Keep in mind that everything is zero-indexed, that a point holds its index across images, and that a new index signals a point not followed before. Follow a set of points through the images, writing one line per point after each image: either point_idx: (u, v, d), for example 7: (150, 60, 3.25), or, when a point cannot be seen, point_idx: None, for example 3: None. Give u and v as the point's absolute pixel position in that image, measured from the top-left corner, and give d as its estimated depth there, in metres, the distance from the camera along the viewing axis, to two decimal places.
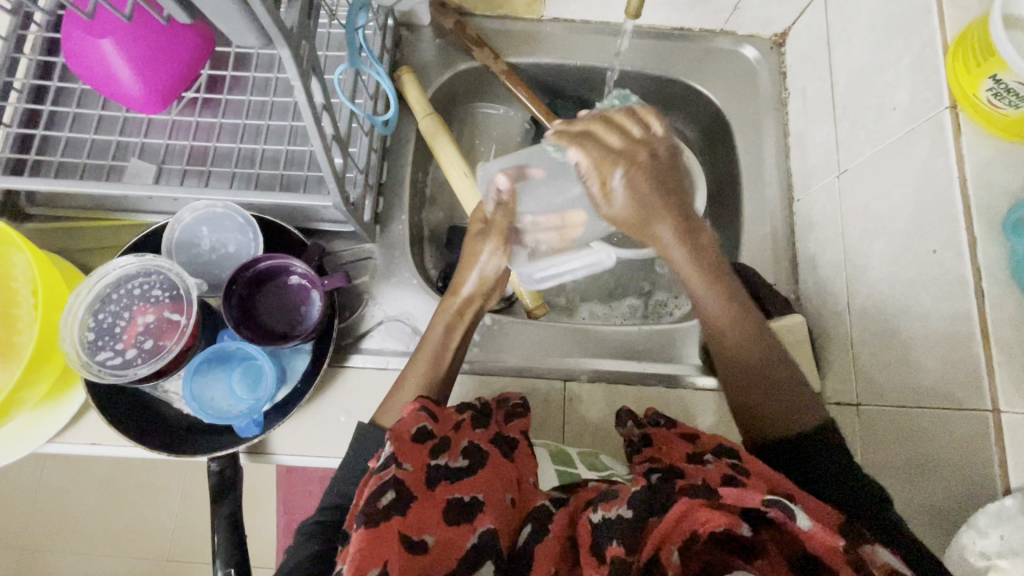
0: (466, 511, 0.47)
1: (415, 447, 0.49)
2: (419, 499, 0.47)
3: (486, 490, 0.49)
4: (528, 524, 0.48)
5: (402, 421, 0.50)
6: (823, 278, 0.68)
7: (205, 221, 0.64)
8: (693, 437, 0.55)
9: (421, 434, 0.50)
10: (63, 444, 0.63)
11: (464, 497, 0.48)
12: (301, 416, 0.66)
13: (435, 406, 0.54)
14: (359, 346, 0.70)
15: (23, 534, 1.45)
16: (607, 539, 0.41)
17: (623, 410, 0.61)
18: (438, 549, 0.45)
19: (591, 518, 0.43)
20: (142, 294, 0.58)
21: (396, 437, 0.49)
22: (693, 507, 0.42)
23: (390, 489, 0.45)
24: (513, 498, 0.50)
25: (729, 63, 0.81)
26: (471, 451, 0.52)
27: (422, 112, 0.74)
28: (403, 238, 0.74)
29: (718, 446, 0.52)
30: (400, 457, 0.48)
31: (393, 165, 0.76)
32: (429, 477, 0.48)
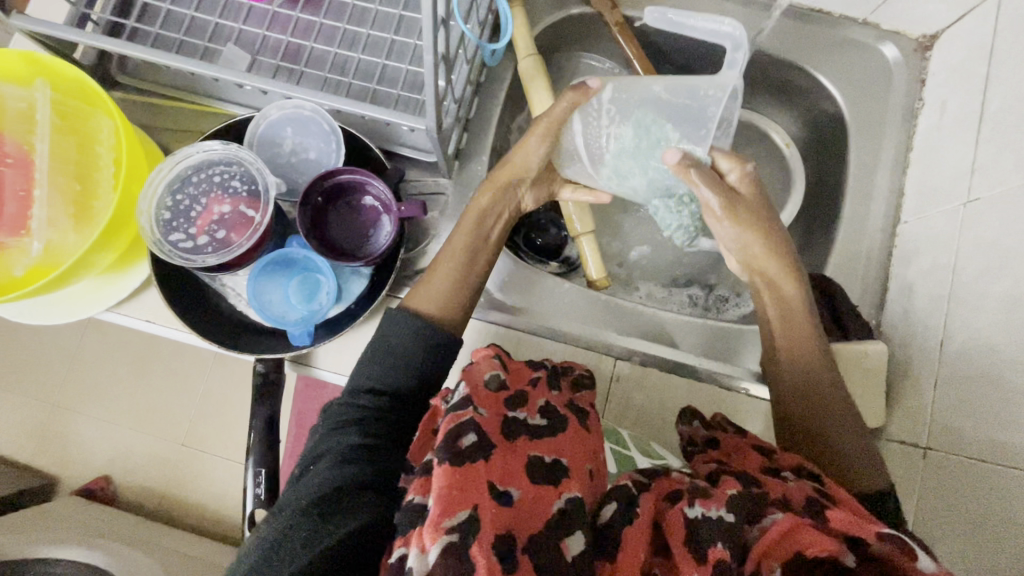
0: (548, 470, 0.46)
1: (489, 395, 0.50)
2: (499, 446, 0.46)
3: (567, 456, 0.48)
4: (613, 501, 0.46)
5: (476, 364, 0.52)
6: (916, 309, 0.63)
7: (291, 122, 0.62)
8: (766, 448, 0.54)
9: (494, 382, 0.51)
10: (121, 314, 0.64)
11: (544, 456, 0.47)
12: (350, 337, 0.66)
13: (509, 358, 0.55)
14: (415, 281, 0.68)
15: (59, 391, 1.57)
16: (712, 538, 0.41)
17: (687, 408, 0.60)
18: (523, 506, 0.43)
19: (686, 511, 0.43)
20: (221, 183, 0.57)
21: (471, 380, 0.50)
22: (800, 526, 0.41)
23: (472, 430, 0.45)
24: (591, 470, 0.49)
25: (862, 58, 0.74)
26: (546, 411, 0.52)
27: (524, 52, 0.70)
28: (478, 180, 0.71)
29: (802, 468, 0.51)
30: (478, 400, 0.47)
31: (484, 101, 0.73)
32: (506, 427, 0.48)
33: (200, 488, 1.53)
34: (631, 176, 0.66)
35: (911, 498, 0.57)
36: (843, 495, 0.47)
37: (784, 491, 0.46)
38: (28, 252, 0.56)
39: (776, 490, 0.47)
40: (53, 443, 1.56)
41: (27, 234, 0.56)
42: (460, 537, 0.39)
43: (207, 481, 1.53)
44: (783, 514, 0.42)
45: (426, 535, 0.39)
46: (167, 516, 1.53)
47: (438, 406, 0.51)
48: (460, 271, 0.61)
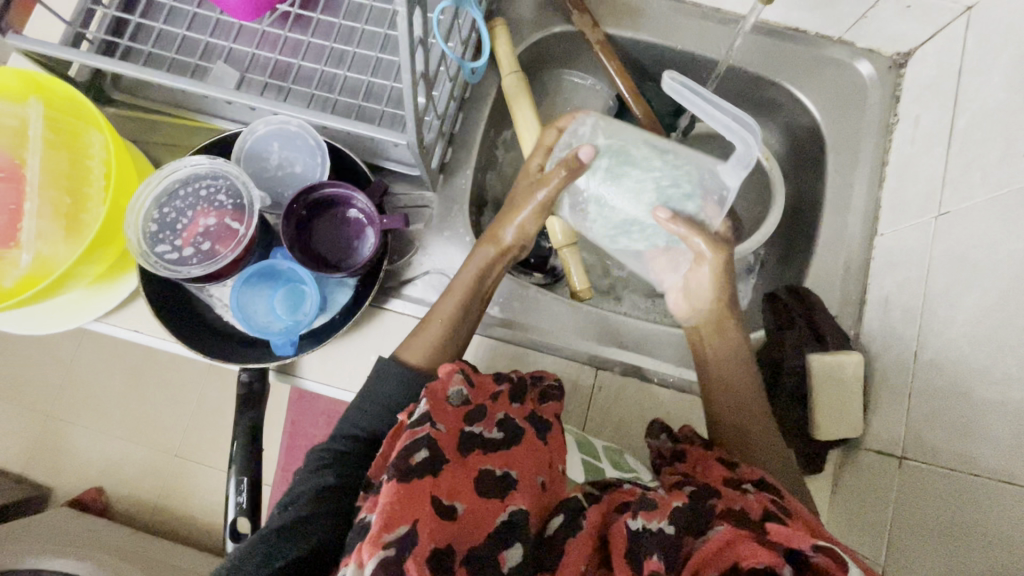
0: (497, 485, 0.48)
1: (448, 411, 0.52)
2: (451, 462, 0.48)
3: (519, 468, 0.50)
4: (559, 515, 0.49)
5: (441, 379, 0.53)
6: (891, 320, 0.64)
7: (278, 136, 0.64)
8: (732, 462, 0.56)
9: (455, 397, 0.53)
10: (109, 324, 0.66)
11: (494, 470, 0.49)
12: (334, 347, 0.67)
13: (474, 372, 0.57)
14: (400, 292, 0.70)
15: (55, 402, 1.58)
16: (648, 551, 0.43)
17: (656, 422, 0.62)
18: (467, 519, 0.46)
19: (629, 523, 0.45)
20: (207, 197, 0.59)
21: (431, 395, 0.52)
22: (737, 539, 0.44)
23: (423, 446, 0.47)
24: (543, 481, 0.51)
25: (839, 75, 0.75)
26: (505, 423, 0.53)
27: (507, 70, 0.72)
28: (463, 193, 0.73)
29: (760, 480, 0.53)
30: (434, 417, 0.50)
31: (468, 117, 0.74)
32: (461, 442, 0.50)
33: (192, 500, 1.54)
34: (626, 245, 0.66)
35: (886, 508, 0.57)
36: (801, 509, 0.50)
37: (740, 502, 0.49)
38: (19, 262, 0.58)
39: (733, 501, 0.49)
40: (47, 453, 1.57)
41: (18, 245, 0.58)
42: (396, 552, 0.41)
43: (200, 492, 1.54)
44: (726, 528, 0.45)
45: (365, 551, 0.41)
46: (159, 527, 1.53)
47: (401, 423, 0.52)
48: (456, 314, 0.63)
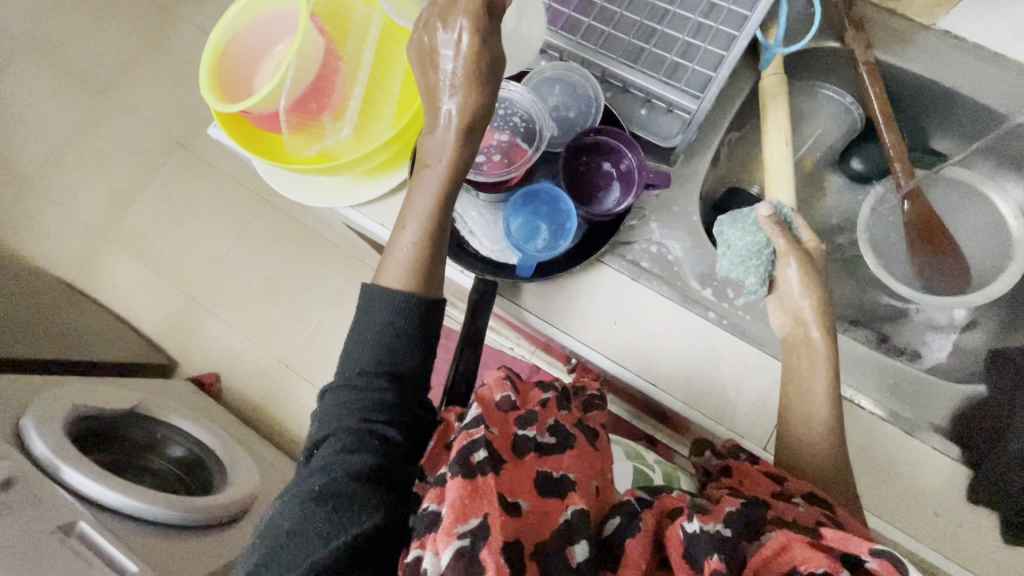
0: (555, 486, 0.54)
1: (501, 416, 0.57)
2: (510, 462, 0.53)
3: (575, 471, 0.56)
4: (615, 517, 0.53)
5: (488, 389, 0.60)
6: None
7: (561, 82, 0.70)
8: (779, 475, 0.59)
9: (504, 402, 0.59)
10: (362, 214, 0.73)
11: (551, 473, 0.55)
12: (548, 284, 0.71)
13: (518, 381, 0.63)
14: (616, 250, 0.72)
15: (199, 289, 1.74)
16: (705, 552, 0.45)
17: (703, 441, 0.72)
18: (532, 517, 0.50)
19: (686, 526, 0.47)
20: (503, 118, 0.69)
21: (483, 406, 0.57)
22: (793, 543, 0.45)
23: (483, 446, 0.51)
24: (596, 487, 0.57)
25: None
26: (556, 430, 0.59)
27: (772, 70, 0.74)
28: (697, 176, 0.75)
29: (811, 494, 0.56)
30: (488, 420, 0.54)
31: (717, 108, 0.77)
32: (517, 443, 0.55)
33: (292, 410, 1.65)
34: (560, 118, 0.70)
35: None
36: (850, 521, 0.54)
37: (792, 512, 0.52)
38: (337, 135, 0.66)
39: (786, 512, 0.52)
40: (181, 332, 1.73)
41: (342, 120, 0.66)
42: (471, 544, 0.45)
43: (301, 405, 1.65)
44: (779, 533, 0.46)
45: (439, 540, 0.45)
46: (258, 427, 1.65)
47: (451, 422, 0.59)
48: (427, 231, 0.59)
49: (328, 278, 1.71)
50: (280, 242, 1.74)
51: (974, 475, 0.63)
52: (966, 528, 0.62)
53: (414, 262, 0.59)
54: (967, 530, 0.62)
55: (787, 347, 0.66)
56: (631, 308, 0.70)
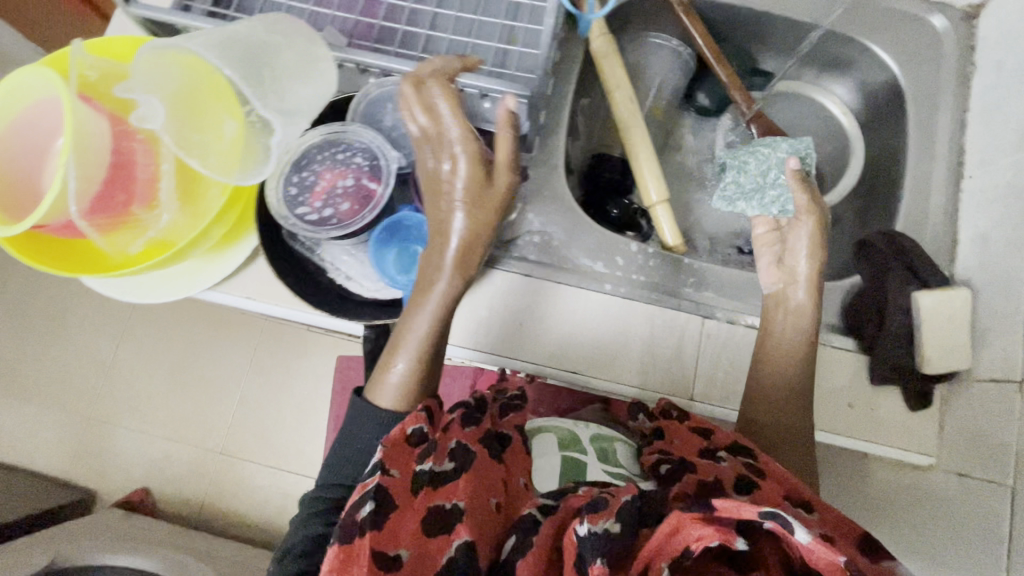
0: (445, 521, 0.50)
1: (407, 452, 0.55)
2: (401, 505, 0.51)
3: (467, 500, 0.51)
4: (512, 536, 0.50)
5: (401, 422, 0.57)
6: (994, 254, 0.66)
7: (390, 99, 0.64)
8: (706, 430, 0.61)
9: (415, 436, 0.56)
10: (223, 291, 0.66)
11: (445, 504, 0.51)
12: (444, 306, 0.68)
13: (435, 408, 0.60)
14: (503, 251, 0.71)
15: (94, 405, 1.55)
16: (590, 554, 0.44)
17: (633, 403, 0.68)
18: (413, 563, 0.49)
19: (577, 529, 0.45)
20: (343, 159, 0.58)
21: (387, 443, 0.54)
22: (684, 523, 0.45)
23: (372, 497, 0.50)
24: (497, 504, 0.53)
25: (914, 29, 0.78)
26: (456, 454, 0.55)
27: (598, 33, 0.74)
28: (558, 154, 0.74)
29: (735, 445, 0.58)
30: (388, 463, 0.52)
31: (558, 81, 0.76)
32: (413, 482, 0.53)
33: (240, 497, 1.52)
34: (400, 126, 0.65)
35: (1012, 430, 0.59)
36: (772, 466, 0.56)
37: (713, 472, 0.54)
38: (159, 225, 0.58)
39: (708, 470, 0.55)
40: (88, 458, 1.53)
41: (156, 206, 0.58)
42: None
43: (248, 490, 1.53)
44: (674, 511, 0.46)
45: None
46: (208, 528, 1.51)
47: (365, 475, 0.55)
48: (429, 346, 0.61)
49: (237, 349, 1.58)
50: (172, 329, 1.58)
51: (871, 359, 0.68)
52: (881, 408, 0.67)
53: (407, 380, 0.60)
54: (882, 410, 0.67)
55: (773, 303, 0.68)
56: (533, 305, 0.69)
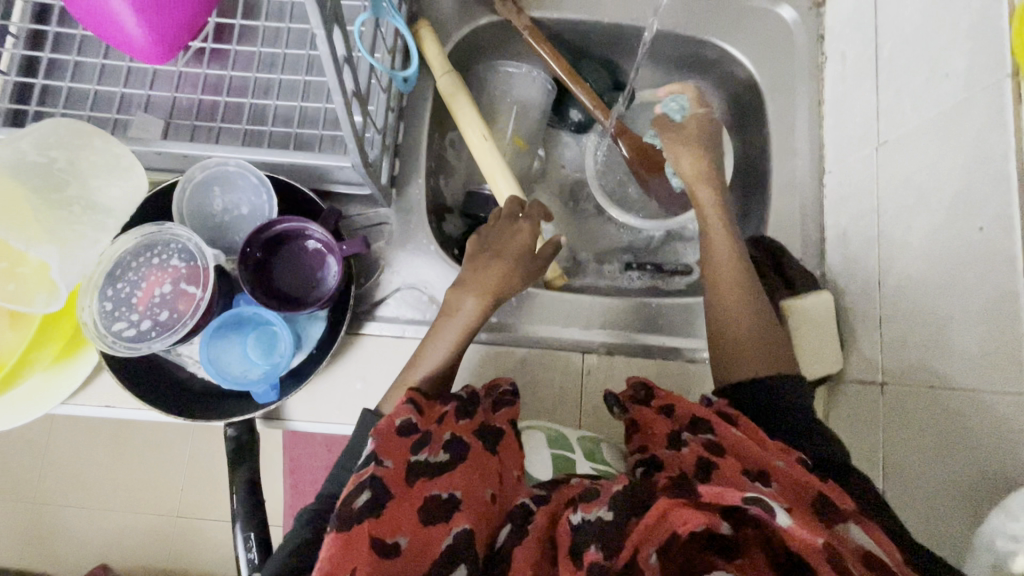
0: (441, 509, 0.49)
1: (400, 444, 0.52)
2: (396, 497, 0.49)
3: (462, 488, 0.50)
4: (506, 526, 0.50)
5: (388, 414, 0.54)
6: (853, 252, 0.66)
7: (216, 181, 0.61)
8: (670, 409, 0.58)
9: (406, 426, 0.53)
10: (76, 405, 0.63)
11: (440, 494, 0.50)
12: (316, 382, 0.66)
13: (424, 399, 0.57)
14: (373, 314, 0.69)
15: None
16: (586, 542, 0.44)
17: (608, 394, 0.61)
18: (411, 551, 0.47)
19: (571, 519, 0.46)
20: (161, 263, 0.54)
21: (379, 434, 0.52)
22: (671, 507, 0.44)
23: (366, 488, 0.48)
24: (492, 494, 0.52)
25: (765, 23, 0.77)
26: (452, 445, 0.53)
27: (441, 71, 0.71)
28: (419, 203, 0.72)
29: (694, 420, 0.55)
30: (379, 456, 0.50)
31: (410, 125, 0.73)
32: (409, 473, 0.51)
33: None
34: (235, 207, 0.62)
35: (877, 431, 0.59)
36: (732, 439, 0.52)
37: (678, 464, 0.52)
38: None
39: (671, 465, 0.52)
40: None
41: None
42: None
43: None
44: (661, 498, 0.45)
45: None
46: None
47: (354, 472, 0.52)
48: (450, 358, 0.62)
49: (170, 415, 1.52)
50: None
51: None
52: None
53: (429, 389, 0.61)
54: None
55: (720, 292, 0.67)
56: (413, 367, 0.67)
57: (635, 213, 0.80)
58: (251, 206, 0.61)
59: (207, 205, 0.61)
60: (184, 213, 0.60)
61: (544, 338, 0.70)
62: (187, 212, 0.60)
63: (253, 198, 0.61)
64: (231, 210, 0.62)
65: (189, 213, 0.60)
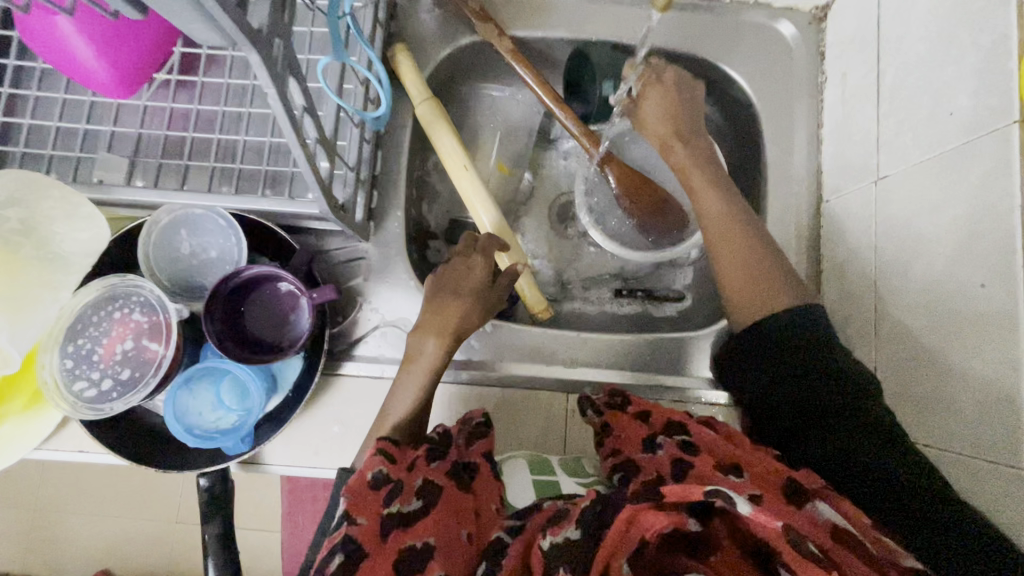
0: (417, 559, 0.44)
1: (370, 496, 0.47)
2: (369, 554, 0.44)
3: (436, 536, 0.46)
4: (481, 563, 0.45)
5: (358, 470, 0.50)
6: (849, 289, 0.63)
7: (184, 224, 0.59)
8: (647, 415, 0.55)
9: (376, 478, 0.49)
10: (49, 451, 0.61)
11: (416, 544, 0.45)
12: (294, 426, 0.64)
13: (395, 446, 0.53)
14: (352, 353, 0.67)
15: None
16: (555, 566, 0.39)
17: (580, 399, 0.60)
18: None
19: (540, 545, 0.41)
20: (122, 318, 0.53)
21: (347, 491, 0.47)
22: (637, 513, 0.40)
23: (338, 550, 0.44)
24: (468, 534, 0.48)
25: (762, 40, 0.73)
26: (424, 489, 0.49)
27: (419, 98, 0.67)
28: (399, 236, 0.69)
29: (669, 425, 0.53)
30: (351, 512, 0.46)
31: (388, 154, 0.70)
32: (382, 526, 0.46)
33: None
34: (206, 250, 0.60)
35: None
36: (705, 437, 0.50)
37: (654, 470, 0.48)
38: None
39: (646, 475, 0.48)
40: None
41: None
42: None
43: None
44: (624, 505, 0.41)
45: None
46: None
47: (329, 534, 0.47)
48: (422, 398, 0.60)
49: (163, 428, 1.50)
50: None
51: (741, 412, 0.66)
52: None
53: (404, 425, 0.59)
54: None
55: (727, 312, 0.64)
56: None
57: (624, 240, 0.77)
58: (221, 250, 0.59)
59: (176, 251, 0.59)
60: (152, 262, 0.58)
61: (527, 377, 0.68)
62: (155, 261, 0.58)
63: (222, 243, 0.59)
64: (202, 254, 0.60)
65: (158, 261, 0.58)
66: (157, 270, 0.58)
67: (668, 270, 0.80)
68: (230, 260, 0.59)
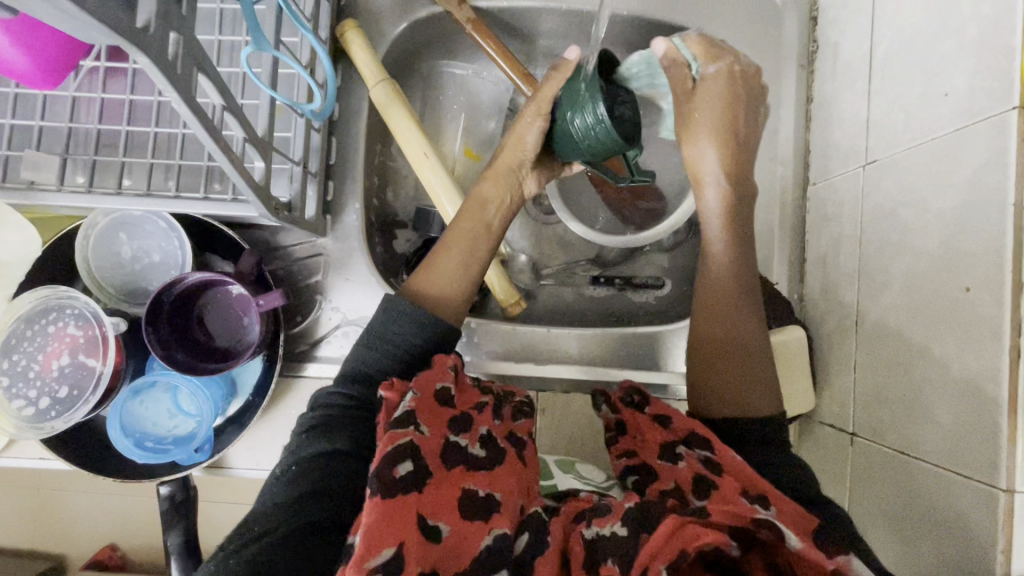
0: (482, 505, 0.43)
1: (437, 411, 0.46)
2: (435, 474, 0.43)
3: (502, 489, 0.45)
4: (524, 533, 0.44)
5: (429, 375, 0.48)
6: (833, 281, 0.60)
7: (123, 226, 0.56)
8: (666, 418, 0.50)
9: (442, 396, 0.47)
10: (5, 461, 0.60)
11: (479, 490, 0.44)
12: (257, 429, 0.63)
13: (462, 377, 0.51)
14: (314, 354, 0.64)
15: None
16: (603, 555, 0.40)
17: (595, 392, 0.57)
18: (452, 542, 0.41)
19: (584, 533, 0.42)
20: (57, 333, 0.52)
21: (419, 393, 0.46)
22: (682, 523, 0.39)
23: (410, 456, 0.41)
24: (522, 505, 0.46)
25: (748, 4, 0.67)
26: (488, 440, 0.47)
27: (373, 81, 0.62)
28: (358, 229, 0.65)
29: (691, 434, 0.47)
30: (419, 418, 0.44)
31: (344, 141, 0.66)
32: (445, 450, 0.45)
33: None
34: (149, 253, 0.57)
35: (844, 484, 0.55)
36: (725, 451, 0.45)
37: (673, 480, 0.46)
38: None
39: (667, 480, 0.46)
40: None
41: None
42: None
43: None
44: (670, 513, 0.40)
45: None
46: None
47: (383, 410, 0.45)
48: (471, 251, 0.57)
49: None
50: None
51: None
52: None
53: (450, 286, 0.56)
54: None
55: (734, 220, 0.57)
56: None
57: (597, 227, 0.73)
58: (165, 252, 0.57)
59: (117, 253, 0.56)
60: (92, 267, 0.55)
61: (497, 374, 0.66)
62: (96, 264, 0.55)
63: (164, 245, 0.57)
64: (145, 257, 0.57)
65: (99, 265, 0.56)
66: (99, 274, 0.56)
67: (648, 256, 0.76)
68: (176, 263, 0.57)
